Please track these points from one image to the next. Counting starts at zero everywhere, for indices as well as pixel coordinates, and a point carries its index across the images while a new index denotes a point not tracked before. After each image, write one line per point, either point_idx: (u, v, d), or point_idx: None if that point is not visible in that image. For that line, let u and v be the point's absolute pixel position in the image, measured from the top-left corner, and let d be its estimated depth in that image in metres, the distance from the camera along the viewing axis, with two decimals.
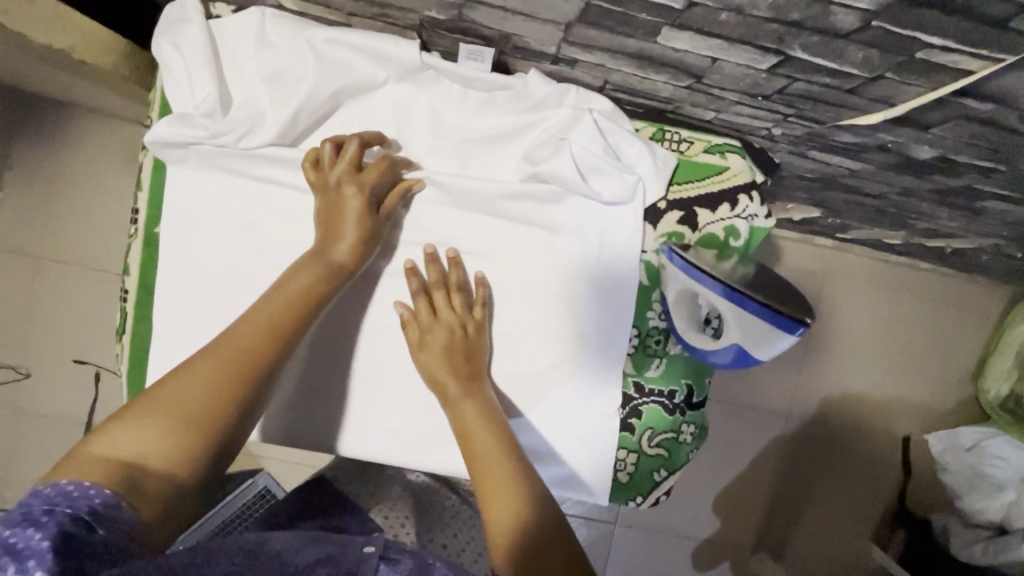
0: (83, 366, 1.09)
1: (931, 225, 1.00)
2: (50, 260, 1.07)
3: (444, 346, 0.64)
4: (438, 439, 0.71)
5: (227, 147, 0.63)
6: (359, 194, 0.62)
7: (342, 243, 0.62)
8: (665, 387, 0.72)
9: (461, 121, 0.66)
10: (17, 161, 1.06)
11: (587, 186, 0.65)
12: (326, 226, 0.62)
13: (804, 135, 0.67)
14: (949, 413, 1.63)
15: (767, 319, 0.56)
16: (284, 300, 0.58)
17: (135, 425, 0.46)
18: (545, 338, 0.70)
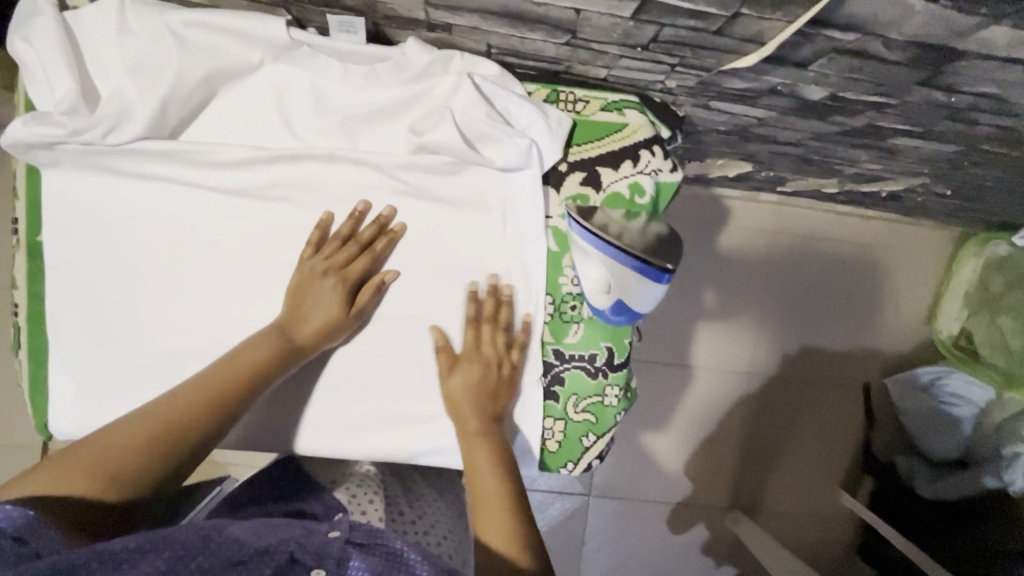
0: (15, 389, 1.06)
1: (857, 170, 1.00)
2: None
3: (473, 379, 0.66)
4: (358, 426, 0.69)
5: (95, 144, 0.61)
6: (327, 275, 0.64)
7: (309, 324, 0.63)
8: (585, 351, 0.71)
9: (345, 98, 0.64)
10: None
11: (478, 154, 0.64)
12: (296, 308, 0.64)
13: (697, 84, 0.66)
14: (906, 356, 1.66)
15: (637, 266, 0.61)
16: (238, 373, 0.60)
17: (56, 471, 0.51)
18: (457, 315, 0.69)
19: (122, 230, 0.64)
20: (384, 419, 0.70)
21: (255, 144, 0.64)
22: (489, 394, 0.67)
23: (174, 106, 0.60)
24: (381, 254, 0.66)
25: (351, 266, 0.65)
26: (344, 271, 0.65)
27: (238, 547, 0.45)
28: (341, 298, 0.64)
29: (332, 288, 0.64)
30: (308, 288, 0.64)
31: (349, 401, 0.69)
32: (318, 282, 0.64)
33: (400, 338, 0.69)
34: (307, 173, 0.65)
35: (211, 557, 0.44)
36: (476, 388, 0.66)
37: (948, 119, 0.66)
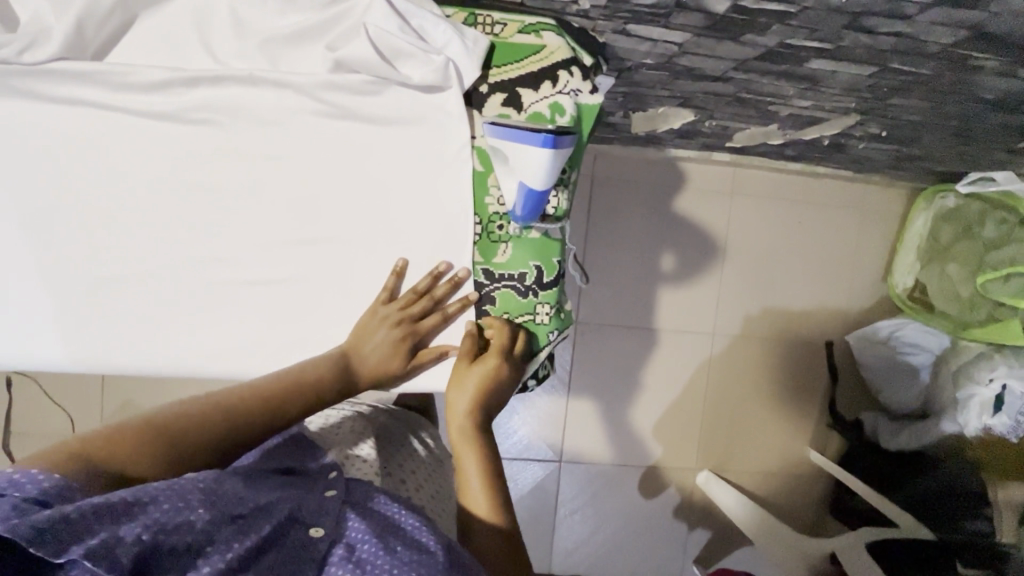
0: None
1: (792, 109, 1.04)
2: None
3: (490, 373, 0.70)
4: (295, 347, 0.72)
5: (11, 64, 0.62)
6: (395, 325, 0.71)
7: (366, 360, 0.70)
8: (516, 272, 0.73)
9: (263, 20, 0.65)
10: None
11: (395, 71, 0.66)
12: (354, 344, 0.71)
13: (608, 3, 0.69)
14: (865, 313, 1.69)
15: (509, 136, 0.63)
16: (294, 384, 0.65)
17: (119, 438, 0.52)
18: (389, 237, 0.72)
19: (52, 154, 0.66)
20: (319, 339, 0.72)
21: (173, 66, 0.65)
22: (500, 390, 0.70)
23: (90, 29, 0.61)
24: (450, 315, 0.73)
25: (413, 306, 0.71)
26: (412, 323, 0.71)
27: (238, 501, 0.50)
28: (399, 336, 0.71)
29: (394, 326, 0.70)
30: (371, 328, 0.71)
31: (283, 323, 0.72)
32: (381, 327, 0.71)
33: (331, 260, 0.71)
34: (229, 95, 0.67)
35: (210, 511, 0.47)
36: (484, 386, 0.69)
37: (848, 29, 0.69)
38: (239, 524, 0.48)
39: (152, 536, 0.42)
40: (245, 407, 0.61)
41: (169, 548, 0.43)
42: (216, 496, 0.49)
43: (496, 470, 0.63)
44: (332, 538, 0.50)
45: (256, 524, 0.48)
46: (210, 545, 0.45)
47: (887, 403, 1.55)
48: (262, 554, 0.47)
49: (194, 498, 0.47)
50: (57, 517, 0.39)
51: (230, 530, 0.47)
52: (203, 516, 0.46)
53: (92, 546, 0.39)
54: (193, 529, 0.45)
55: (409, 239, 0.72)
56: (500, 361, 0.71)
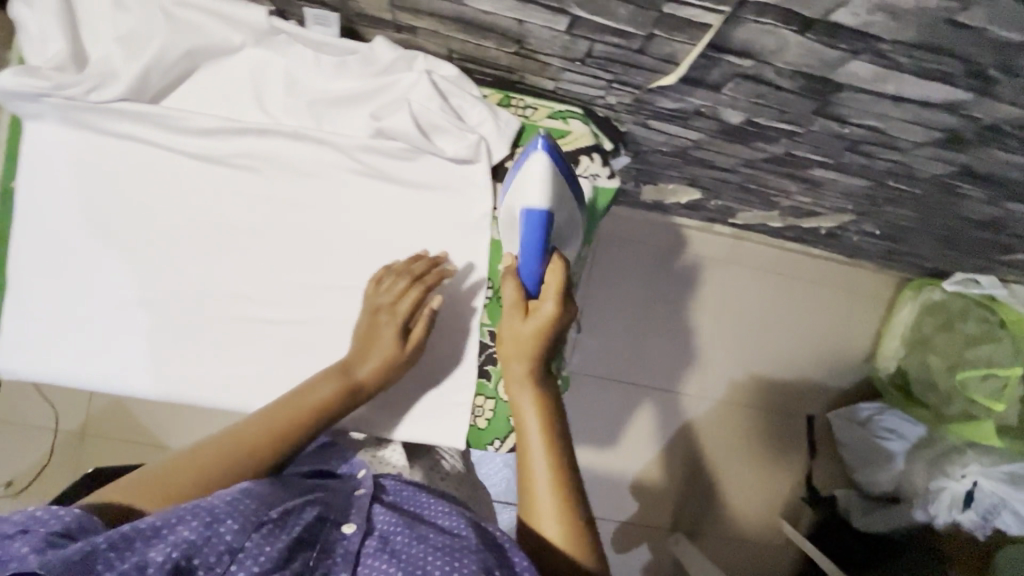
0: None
1: (791, 201, 1.10)
2: None
3: (547, 317, 0.63)
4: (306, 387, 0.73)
5: (78, 101, 0.66)
6: (386, 319, 0.69)
7: (368, 362, 0.67)
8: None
9: (314, 83, 0.70)
10: None
11: (431, 143, 0.71)
12: (358, 349, 0.68)
13: (633, 102, 0.74)
14: (847, 392, 1.74)
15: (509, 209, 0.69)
16: (308, 401, 0.63)
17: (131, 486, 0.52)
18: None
19: (100, 183, 0.70)
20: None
21: (226, 115, 0.70)
22: (562, 330, 0.64)
23: (155, 75, 0.66)
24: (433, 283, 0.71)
25: (405, 298, 0.69)
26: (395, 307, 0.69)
27: (269, 505, 0.51)
28: (400, 332, 0.69)
29: (395, 323, 0.69)
30: (370, 326, 0.69)
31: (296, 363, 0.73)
32: (376, 315, 0.69)
33: (350, 307, 0.74)
34: (273, 146, 0.71)
35: (239, 520, 0.48)
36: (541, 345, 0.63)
37: (848, 150, 0.75)
38: (269, 529, 0.49)
39: (185, 552, 0.44)
40: (254, 438, 0.59)
41: (204, 561, 0.44)
42: (250, 497, 0.51)
43: (561, 441, 0.61)
44: (361, 534, 0.53)
45: (290, 525, 0.50)
46: (244, 552, 0.46)
47: (863, 483, 1.58)
48: (298, 553, 0.49)
49: (226, 507, 0.48)
50: (86, 549, 0.41)
51: (265, 533, 0.48)
52: (233, 527, 0.47)
53: (128, 570, 0.41)
54: (224, 540, 0.46)
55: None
56: (557, 301, 0.63)
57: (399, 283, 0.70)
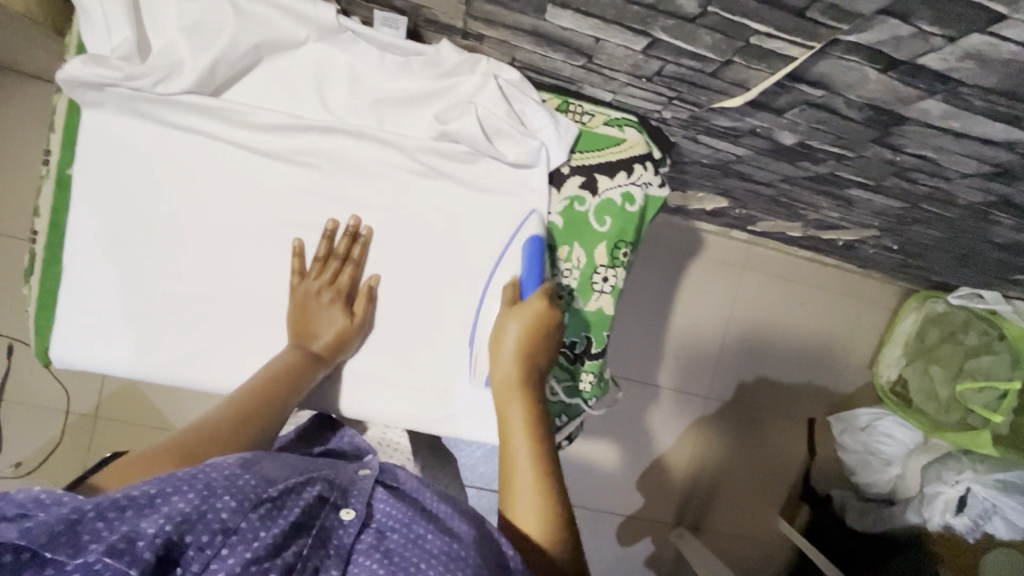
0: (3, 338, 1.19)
1: (818, 215, 1.12)
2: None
3: (535, 312, 0.68)
4: (371, 381, 0.75)
5: (143, 91, 0.65)
6: (333, 298, 0.71)
7: (322, 337, 0.70)
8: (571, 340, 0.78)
9: (377, 83, 0.70)
10: None
11: (493, 147, 0.71)
12: (301, 326, 0.70)
13: (689, 118, 0.76)
14: (848, 396, 1.80)
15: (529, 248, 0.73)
16: (273, 375, 0.66)
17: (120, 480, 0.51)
18: (472, 292, 0.76)
19: (159, 173, 0.69)
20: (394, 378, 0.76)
21: (288, 111, 0.70)
22: (550, 326, 0.68)
23: (222, 69, 0.66)
24: (359, 260, 0.73)
25: (340, 280, 0.72)
26: (335, 285, 0.72)
27: (267, 483, 0.46)
28: (340, 309, 0.71)
29: (337, 301, 0.71)
30: (311, 307, 0.71)
31: (358, 358, 0.75)
32: (325, 296, 0.71)
33: (403, 302, 0.75)
34: (334, 146, 0.71)
35: (237, 497, 0.43)
36: (528, 343, 0.66)
37: (894, 176, 0.77)
38: (268, 509, 0.44)
39: (176, 525, 0.39)
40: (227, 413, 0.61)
41: (194, 540, 0.39)
42: (251, 472, 0.46)
43: (543, 423, 0.62)
44: (362, 522, 0.47)
45: (288, 507, 0.45)
46: (237, 534, 0.41)
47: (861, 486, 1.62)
48: (293, 540, 0.43)
49: (220, 485, 0.43)
50: (71, 519, 0.37)
51: (259, 516, 0.43)
52: (230, 505, 0.42)
53: (114, 542, 0.37)
54: (219, 518, 0.41)
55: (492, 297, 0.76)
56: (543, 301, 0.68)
57: (329, 264, 0.72)
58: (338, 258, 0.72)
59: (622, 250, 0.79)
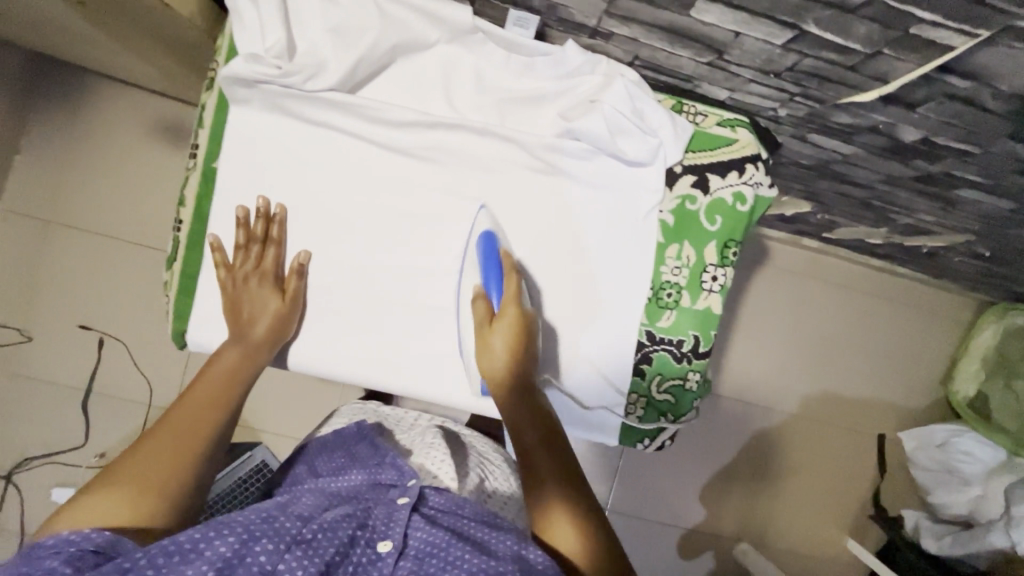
0: (90, 330, 1.36)
1: (910, 219, 1.10)
2: (105, 237, 1.37)
3: (515, 322, 0.68)
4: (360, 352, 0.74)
5: (293, 88, 0.68)
6: (265, 285, 0.71)
7: (259, 323, 0.69)
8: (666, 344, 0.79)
9: (503, 82, 0.72)
10: (74, 151, 1.36)
11: (614, 146, 0.72)
12: (242, 315, 0.69)
13: (806, 116, 0.76)
14: (920, 412, 1.73)
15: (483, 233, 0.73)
16: (224, 370, 0.65)
17: (99, 498, 0.51)
18: (586, 285, 0.77)
19: (297, 167, 0.72)
20: (367, 351, 0.74)
21: (416, 108, 0.72)
22: (531, 336, 0.69)
23: (364, 68, 0.69)
24: (280, 239, 0.72)
25: (268, 264, 0.71)
26: (261, 269, 0.71)
27: (301, 524, 0.50)
28: (271, 290, 0.71)
29: (269, 284, 0.71)
30: (256, 296, 0.70)
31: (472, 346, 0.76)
32: (265, 287, 0.70)
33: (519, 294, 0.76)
34: (459, 142, 0.73)
35: (274, 540, 0.47)
36: (514, 331, 0.67)
37: (1016, 173, 0.76)
38: (304, 549, 0.47)
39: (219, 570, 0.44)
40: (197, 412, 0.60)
41: None
42: (285, 517, 0.50)
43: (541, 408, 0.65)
44: (398, 552, 0.50)
45: (321, 546, 0.48)
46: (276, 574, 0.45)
47: (935, 505, 1.48)
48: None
49: (259, 528, 0.47)
50: (123, 568, 0.43)
51: (295, 556, 0.46)
52: (268, 547, 0.46)
53: None
54: (259, 560, 0.45)
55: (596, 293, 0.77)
56: (519, 310, 0.69)
57: (253, 246, 0.71)
58: (275, 241, 0.71)
59: (731, 249, 0.79)
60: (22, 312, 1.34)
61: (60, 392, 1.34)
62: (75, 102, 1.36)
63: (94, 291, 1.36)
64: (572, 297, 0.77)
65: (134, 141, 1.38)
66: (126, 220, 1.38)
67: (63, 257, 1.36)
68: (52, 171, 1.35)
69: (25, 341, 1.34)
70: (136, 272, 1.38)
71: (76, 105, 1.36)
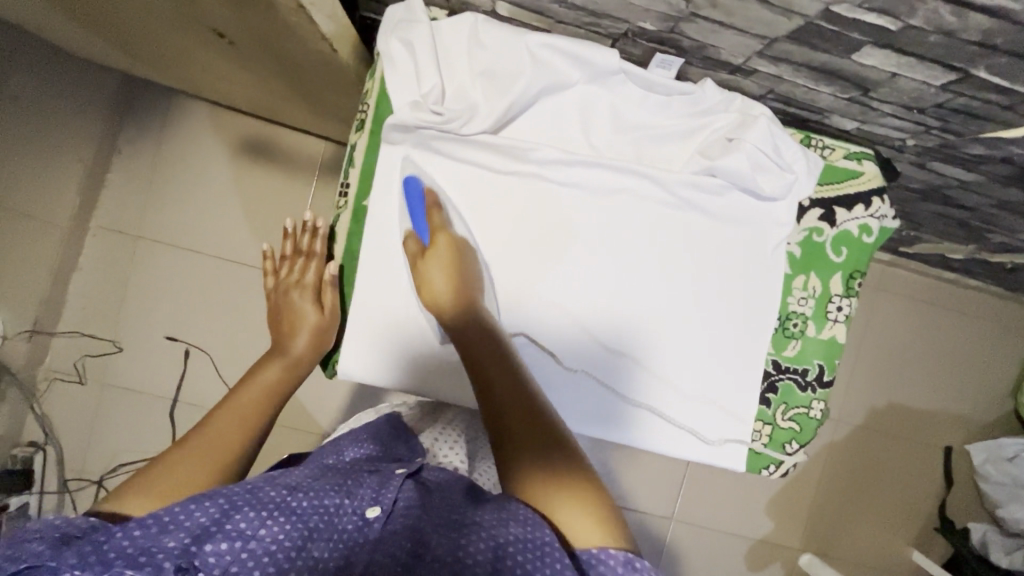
0: (176, 342, 1.36)
1: (1007, 238, 1.10)
2: (186, 250, 1.36)
3: (447, 249, 0.71)
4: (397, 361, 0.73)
5: (448, 131, 0.72)
6: (304, 293, 0.75)
7: (298, 334, 0.73)
8: (787, 370, 0.80)
9: (640, 118, 0.74)
10: (160, 167, 1.37)
11: (754, 182, 0.74)
12: (282, 326, 0.74)
13: (935, 146, 0.77)
14: (991, 425, 1.71)
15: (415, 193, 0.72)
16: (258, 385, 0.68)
17: (145, 484, 0.53)
18: (719, 315, 0.78)
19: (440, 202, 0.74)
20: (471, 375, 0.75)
21: (556, 143, 0.75)
22: (467, 252, 0.72)
23: (513, 108, 0.72)
24: (322, 252, 0.77)
25: (308, 274, 0.76)
26: (303, 282, 0.76)
27: (289, 494, 0.50)
28: (311, 301, 0.74)
29: (308, 296, 0.75)
30: (294, 304, 0.75)
31: (604, 375, 0.76)
32: (302, 295, 0.75)
33: (651, 322, 0.77)
34: (596, 176, 0.75)
35: (256, 508, 0.48)
36: (451, 265, 0.70)
37: None
38: (286, 514, 0.48)
39: (196, 538, 0.44)
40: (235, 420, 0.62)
41: (213, 547, 0.44)
42: (261, 491, 0.50)
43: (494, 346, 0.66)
44: (386, 514, 0.51)
45: (303, 512, 0.48)
46: (255, 539, 0.46)
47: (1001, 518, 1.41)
48: (309, 546, 0.47)
49: (241, 498, 0.48)
50: (95, 545, 0.43)
51: (276, 523, 0.47)
52: (249, 515, 0.47)
53: (135, 555, 0.43)
54: (239, 527, 0.46)
55: (704, 328, 0.78)
56: (450, 236, 0.72)
57: (293, 261, 0.77)
58: (313, 252, 0.77)
59: (857, 279, 0.80)
60: (112, 324, 1.34)
61: (149, 402, 1.35)
62: (167, 122, 1.37)
63: (183, 304, 1.36)
64: (639, 307, 0.77)
65: (218, 156, 1.38)
66: (213, 235, 1.37)
67: (148, 270, 1.36)
68: (133, 188, 1.36)
69: (116, 350, 1.34)
70: (222, 286, 1.37)
71: (159, 122, 1.37)
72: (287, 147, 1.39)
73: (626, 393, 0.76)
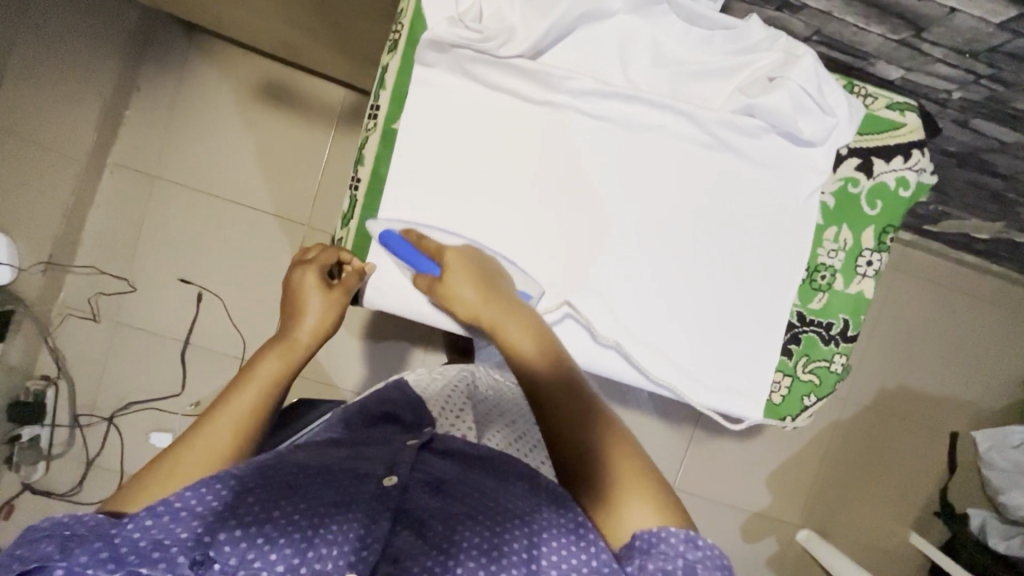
0: (187, 285, 1.35)
1: None
2: (201, 191, 1.35)
3: (459, 263, 0.67)
4: (405, 288, 0.73)
5: (487, 53, 0.69)
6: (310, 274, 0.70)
7: (307, 317, 0.67)
8: (812, 323, 0.80)
9: (680, 53, 0.72)
10: (177, 104, 1.35)
11: (794, 124, 0.72)
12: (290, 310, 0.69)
13: (981, 99, 0.76)
14: (998, 412, 1.71)
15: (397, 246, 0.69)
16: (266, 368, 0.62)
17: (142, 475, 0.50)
18: (746, 261, 0.77)
19: (470, 129, 0.72)
20: None
21: (591, 75, 0.72)
22: (483, 263, 0.68)
23: (551, 34, 0.69)
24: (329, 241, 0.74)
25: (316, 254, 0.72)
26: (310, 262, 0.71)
27: (298, 474, 0.53)
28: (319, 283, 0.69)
29: (313, 273, 0.70)
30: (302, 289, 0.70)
31: (624, 315, 0.75)
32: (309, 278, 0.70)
33: (676, 264, 0.76)
34: (631, 112, 0.73)
35: (267, 491, 0.50)
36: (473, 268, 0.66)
37: None
38: (294, 496, 0.51)
39: (208, 527, 0.47)
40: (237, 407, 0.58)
41: (226, 535, 0.47)
42: (272, 472, 0.52)
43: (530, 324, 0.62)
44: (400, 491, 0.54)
45: (317, 491, 0.52)
46: (270, 522, 0.49)
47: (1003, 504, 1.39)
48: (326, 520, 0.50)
49: (255, 478, 0.51)
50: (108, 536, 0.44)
51: (284, 509, 0.50)
52: (259, 498, 0.50)
53: (147, 543, 0.44)
54: (251, 510, 0.49)
55: (731, 280, 0.76)
56: (457, 250, 0.68)
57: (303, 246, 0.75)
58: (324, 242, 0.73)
59: (889, 234, 0.79)
60: (123, 261, 1.33)
61: (159, 342, 1.34)
62: (184, 58, 1.35)
63: (196, 246, 1.35)
64: (664, 247, 0.75)
65: (236, 96, 1.36)
66: (230, 178, 1.36)
67: (162, 208, 1.34)
68: (148, 125, 1.34)
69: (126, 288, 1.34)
70: (235, 229, 1.36)
71: (177, 58, 1.34)
72: (308, 92, 1.37)
73: (645, 334, 0.76)
